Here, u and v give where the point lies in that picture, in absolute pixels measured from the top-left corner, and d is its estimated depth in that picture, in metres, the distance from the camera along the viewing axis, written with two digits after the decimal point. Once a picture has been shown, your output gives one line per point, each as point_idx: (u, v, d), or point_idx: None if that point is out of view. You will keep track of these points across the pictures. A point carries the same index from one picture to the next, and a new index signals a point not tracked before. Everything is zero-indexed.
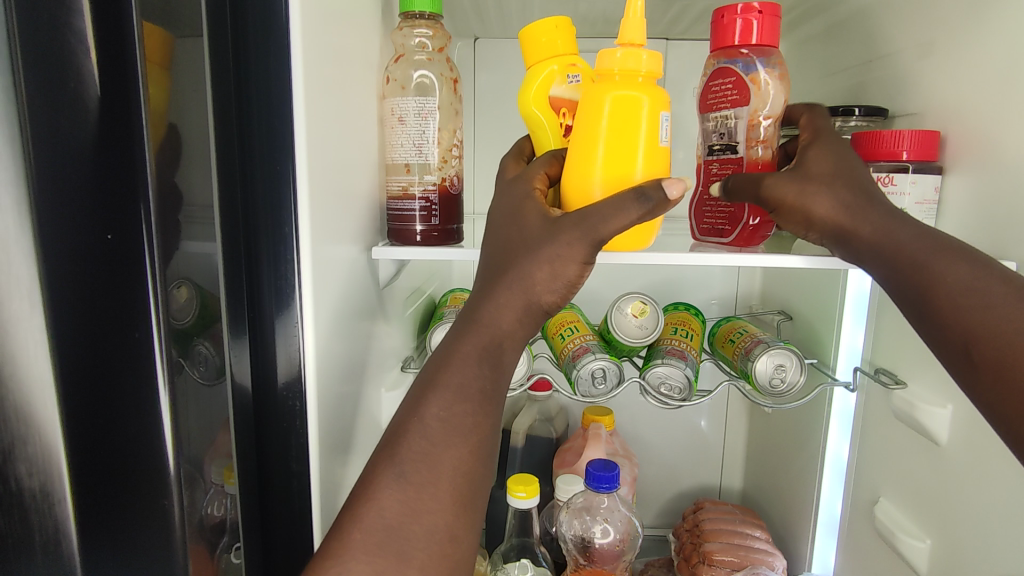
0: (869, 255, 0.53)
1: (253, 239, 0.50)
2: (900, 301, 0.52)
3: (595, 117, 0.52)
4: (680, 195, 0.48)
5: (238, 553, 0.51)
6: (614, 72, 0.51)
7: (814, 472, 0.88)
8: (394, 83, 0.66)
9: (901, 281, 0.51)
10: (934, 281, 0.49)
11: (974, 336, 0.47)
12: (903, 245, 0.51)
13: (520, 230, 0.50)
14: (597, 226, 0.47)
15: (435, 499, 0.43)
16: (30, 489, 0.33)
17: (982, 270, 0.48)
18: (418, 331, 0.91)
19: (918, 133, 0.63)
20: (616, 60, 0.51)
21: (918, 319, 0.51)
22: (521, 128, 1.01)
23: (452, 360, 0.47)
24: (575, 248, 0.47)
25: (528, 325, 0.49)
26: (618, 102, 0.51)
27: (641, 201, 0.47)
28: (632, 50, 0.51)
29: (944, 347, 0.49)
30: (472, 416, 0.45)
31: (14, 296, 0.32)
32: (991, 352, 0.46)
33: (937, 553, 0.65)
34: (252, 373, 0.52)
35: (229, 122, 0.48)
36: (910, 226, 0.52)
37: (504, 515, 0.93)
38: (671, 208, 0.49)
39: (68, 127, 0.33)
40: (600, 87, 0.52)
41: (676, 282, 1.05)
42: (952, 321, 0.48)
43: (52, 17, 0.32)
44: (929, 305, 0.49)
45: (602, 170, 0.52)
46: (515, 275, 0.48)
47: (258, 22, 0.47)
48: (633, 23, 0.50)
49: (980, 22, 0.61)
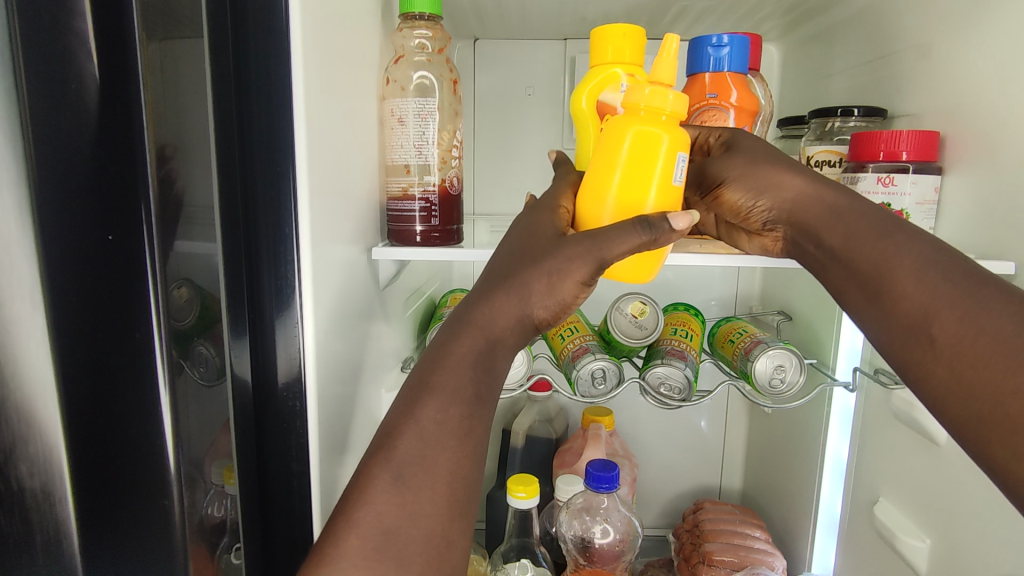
0: (825, 235, 0.53)
1: (253, 240, 0.50)
2: (843, 273, 0.52)
3: (614, 147, 0.50)
4: (685, 228, 0.46)
5: (239, 553, 0.51)
6: (643, 109, 0.49)
7: (814, 471, 0.88)
8: (395, 83, 0.67)
9: (851, 259, 0.51)
10: (890, 256, 0.49)
11: (932, 308, 0.46)
12: (858, 224, 0.51)
13: (530, 241, 0.51)
14: (606, 248, 0.46)
15: (432, 504, 0.43)
16: (31, 489, 0.34)
17: (937, 249, 0.48)
18: (418, 331, 0.91)
19: (917, 134, 0.63)
20: (642, 96, 0.49)
21: (872, 298, 0.50)
22: (521, 129, 1.01)
23: (445, 362, 0.47)
24: (576, 264, 0.47)
25: (520, 333, 0.49)
26: (640, 137, 0.49)
27: (643, 228, 0.46)
28: (660, 88, 0.49)
29: (899, 333, 0.48)
30: (466, 421, 0.45)
31: (15, 296, 0.32)
32: (951, 327, 0.45)
33: (937, 554, 0.65)
34: (251, 371, 0.52)
35: (230, 124, 0.48)
36: (863, 206, 0.52)
37: (503, 515, 0.93)
38: (680, 240, 0.47)
39: (71, 125, 0.33)
40: (625, 121, 0.50)
41: (676, 283, 1.05)
42: (906, 301, 0.48)
43: (54, 17, 0.32)
44: (883, 286, 0.49)
45: (615, 197, 0.51)
46: (515, 283, 0.48)
47: (258, 24, 0.47)
48: (665, 64, 0.50)
49: (980, 22, 0.61)
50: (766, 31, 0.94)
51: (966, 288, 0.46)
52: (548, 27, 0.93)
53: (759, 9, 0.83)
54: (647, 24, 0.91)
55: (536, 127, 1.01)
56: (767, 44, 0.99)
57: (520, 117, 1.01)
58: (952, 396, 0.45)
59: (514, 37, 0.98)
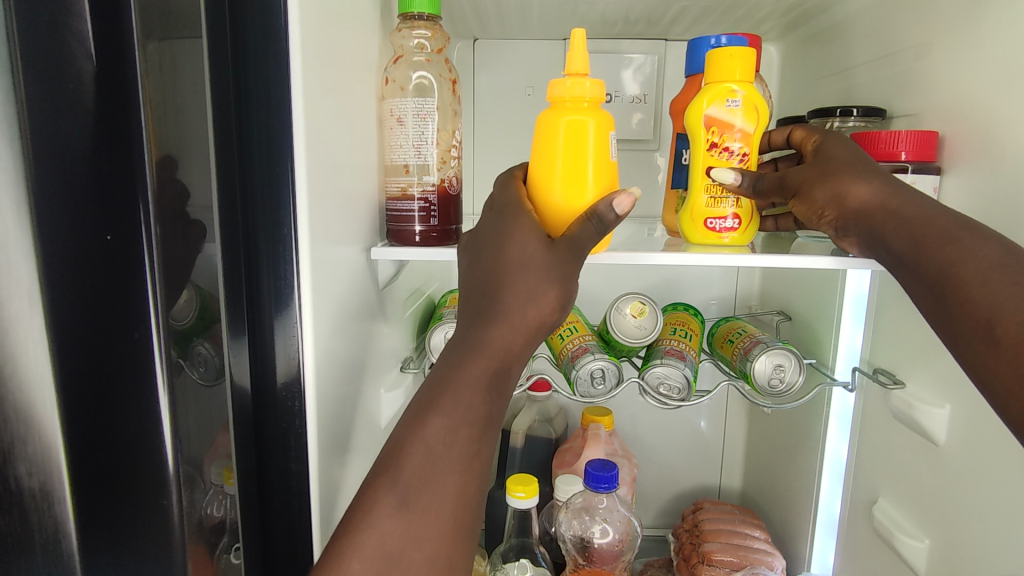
0: (887, 235, 0.55)
1: (253, 240, 0.50)
2: (906, 271, 0.54)
3: (550, 137, 0.57)
4: (629, 209, 0.53)
5: (238, 553, 0.51)
6: (569, 99, 0.56)
7: (813, 471, 0.89)
8: (394, 83, 0.67)
9: (920, 257, 0.53)
10: (957, 256, 0.51)
11: (996, 313, 0.48)
12: (924, 224, 0.53)
13: (520, 255, 0.51)
14: (582, 248, 0.52)
15: (436, 527, 0.44)
16: (30, 489, 0.34)
17: (1006, 251, 0.49)
18: (417, 331, 0.91)
19: (917, 133, 0.63)
20: (565, 89, 0.56)
21: (935, 299, 0.52)
22: (521, 128, 1.02)
23: (455, 383, 0.47)
24: (569, 265, 0.52)
25: (533, 343, 0.50)
26: (570, 126, 0.56)
27: (596, 223, 0.53)
28: (578, 79, 0.56)
29: (964, 329, 0.50)
30: (474, 442, 0.46)
31: (14, 297, 0.32)
32: (1015, 328, 0.47)
33: (936, 554, 0.65)
34: (251, 374, 0.52)
35: (229, 124, 0.48)
36: (931, 207, 0.54)
37: (503, 515, 0.93)
38: (623, 221, 0.54)
39: (69, 126, 0.33)
40: (554, 113, 0.57)
41: (676, 283, 1.05)
42: (973, 301, 0.49)
43: (53, 18, 0.32)
44: (950, 286, 0.51)
45: (560, 184, 0.57)
46: (522, 297, 0.50)
47: (258, 25, 0.47)
48: (578, 55, 0.56)
49: (979, 22, 0.61)
50: (766, 31, 0.94)
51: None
52: (548, 27, 0.93)
53: (759, 9, 0.83)
54: (647, 24, 0.91)
55: (535, 126, 1.01)
56: (766, 44, 0.99)
57: (519, 117, 1.01)
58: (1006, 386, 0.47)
59: (514, 37, 0.98)
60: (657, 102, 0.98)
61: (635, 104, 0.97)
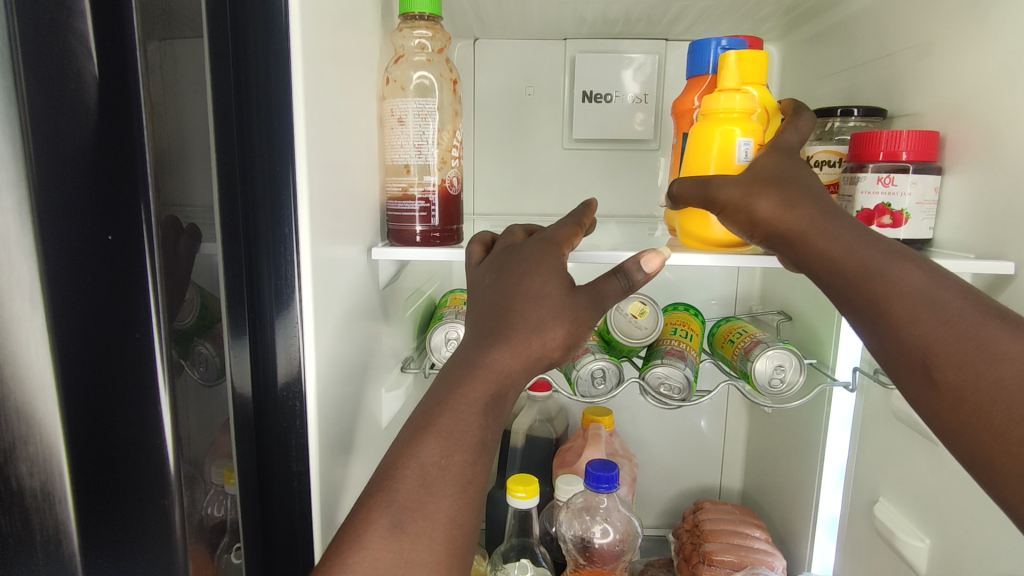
0: (814, 268, 0.52)
1: (253, 240, 0.49)
2: (838, 299, 0.52)
3: (706, 146, 0.62)
4: (658, 266, 0.54)
5: (238, 553, 0.51)
6: (724, 111, 0.61)
7: (813, 471, 0.89)
8: (394, 83, 0.67)
9: (850, 293, 0.50)
10: (887, 293, 0.49)
11: (933, 352, 0.47)
12: (851, 259, 0.50)
13: (533, 288, 0.51)
14: (603, 300, 0.52)
15: (430, 551, 0.43)
16: (31, 488, 0.34)
17: (937, 280, 0.48)
18: (418, 331, 0.91)
19: (917, 133, 0.63)
20: (720, 102, 0.62)
21: (874, 335, 0.50)
22: (521, 128, 1.02)
23: (454, 404, 0.47)
24: (586, 315, 0.51)
25: (532, 371, 0.50)
26: (724, 135, 0.61)
27: (622, 279, 0.53)
28: (729, 93, 0.61)
29: (903, 368, 0.49)
30: (471, 465, 0.46)
31: (15, 296, 0.32)
32: (952, 371, 0.46)
33: (937, 554, 0.65)
34: (252, 376, 0.52)
35: (229, 124, 0.48)
36: (855, 235, 0.51)
37: (503, 514, 0.94)
38: (650, 281, 0.55)
39: (69, 126, 0.33)
40: (709, 124, 0.62)
41: (677, 283, 1.05)
42: (909, 341, 0.48)
43: (53, 17, 0.32)
44: (883, 324, 0.49)
45: None
46: (526, 325, 0.49)
47: (257, 24, 0.47)
48: (732, 73, 0.62)
49: (981, 22, 0.61)
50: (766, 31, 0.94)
51: (959, 324, 0.47)
52: (549, 27, 0.92)
53: (759, 9, 0.83)
54: (646, 24, 0.91)
55: (536, 126, 1.01)
56: (767, 44, 0.99)
57: (519, 117, 1.01)
58: (955, 424, 0.47)
59: (514, 37, 0.98)
60: (657, 102, 0.97)
61: (635, 104, 0.97)
